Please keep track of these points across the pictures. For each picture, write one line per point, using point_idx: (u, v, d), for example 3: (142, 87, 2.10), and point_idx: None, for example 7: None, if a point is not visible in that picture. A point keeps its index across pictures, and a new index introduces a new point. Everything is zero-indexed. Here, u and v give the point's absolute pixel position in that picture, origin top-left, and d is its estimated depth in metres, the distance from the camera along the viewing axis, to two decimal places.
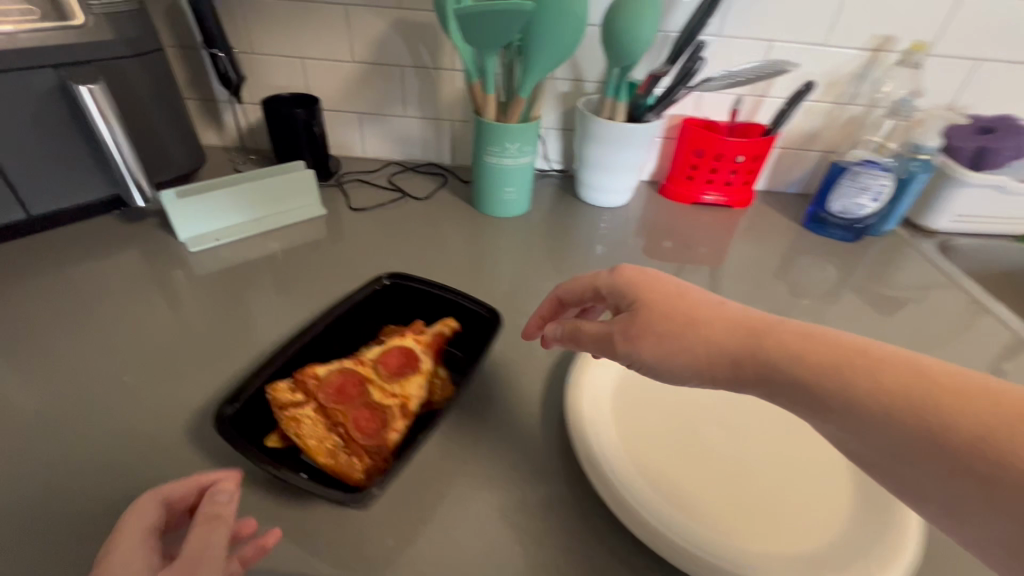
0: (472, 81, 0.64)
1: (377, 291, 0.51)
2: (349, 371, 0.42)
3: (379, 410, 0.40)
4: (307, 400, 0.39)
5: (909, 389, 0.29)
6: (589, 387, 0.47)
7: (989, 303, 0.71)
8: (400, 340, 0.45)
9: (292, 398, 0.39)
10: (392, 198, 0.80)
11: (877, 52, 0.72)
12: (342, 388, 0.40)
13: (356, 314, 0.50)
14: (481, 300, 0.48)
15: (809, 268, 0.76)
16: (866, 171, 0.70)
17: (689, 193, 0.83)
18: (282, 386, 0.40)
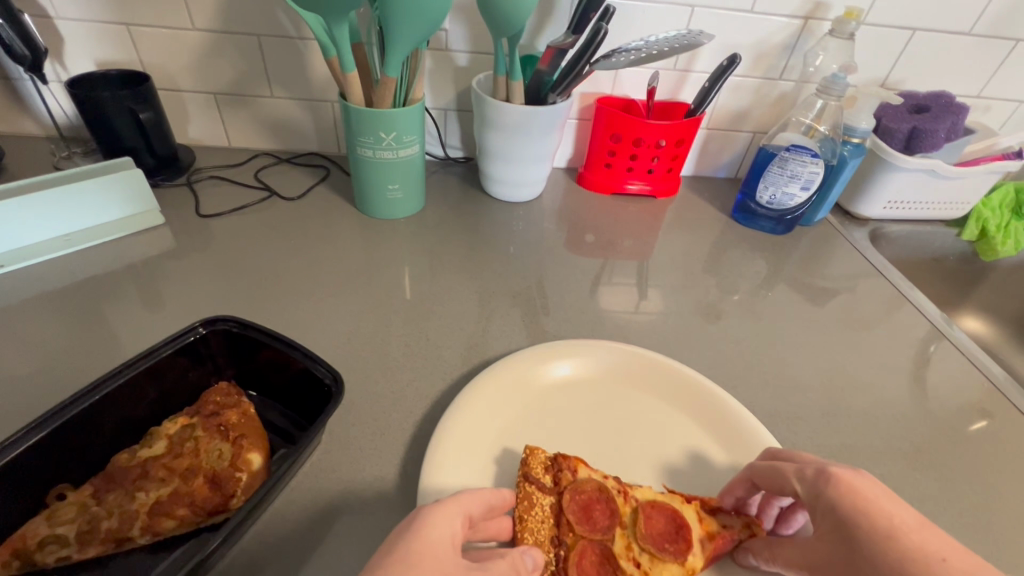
0: (329, 56, 0.51)
1: (200, 338, 0.40)
2: (553, 500, 0.34)
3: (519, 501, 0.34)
4: (559, 514, 0.34)
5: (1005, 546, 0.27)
6: (460, 444, 0.37)
7: (914, 292, 0.67)
8: (677, 502, 0.36)
9: (531, 500, 0.34)
10: (259, 196, 0.67)
11: (807, 20, 0.64)
12: (595, 519, 0.34)
13: (169, 369, 0.39)
14: (318, 354, 0.38)
15: (742, 263, 0.69)
16: (794, 156, 0.62)
17: (609, 183, 0.74)
18: (537, 458, 0.36)
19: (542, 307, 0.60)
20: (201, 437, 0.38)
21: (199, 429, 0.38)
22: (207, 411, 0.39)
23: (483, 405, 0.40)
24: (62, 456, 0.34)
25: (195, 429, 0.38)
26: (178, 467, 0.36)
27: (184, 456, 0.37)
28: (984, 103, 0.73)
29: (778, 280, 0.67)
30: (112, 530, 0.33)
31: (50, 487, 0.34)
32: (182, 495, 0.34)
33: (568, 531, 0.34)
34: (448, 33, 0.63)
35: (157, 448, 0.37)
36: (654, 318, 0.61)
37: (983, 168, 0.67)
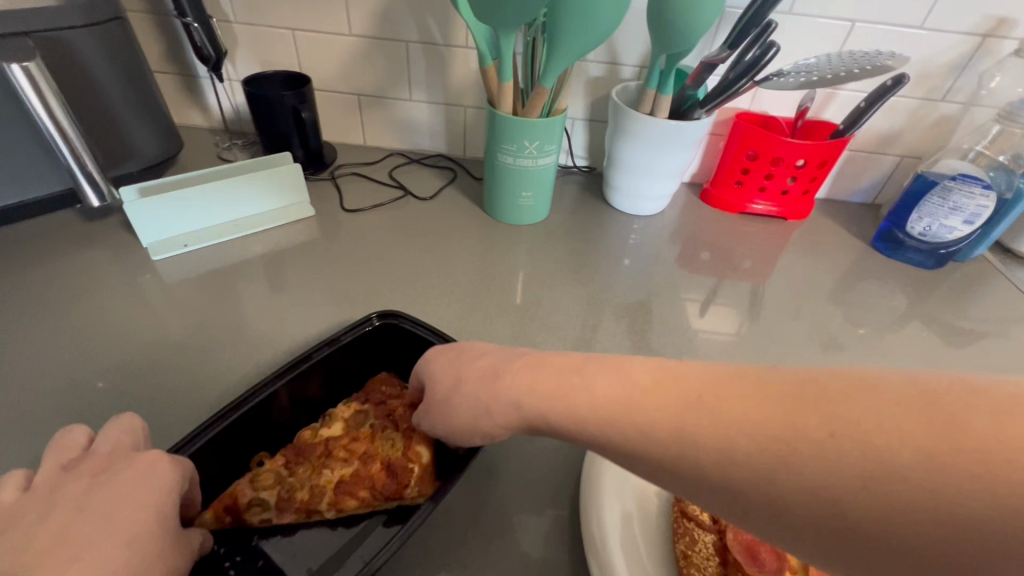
0: (485, 66, 0.53)
1: (371, 331, 0.43)
2: (716, 538, 0.32)
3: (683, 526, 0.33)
4: (725, 553, 0.32)
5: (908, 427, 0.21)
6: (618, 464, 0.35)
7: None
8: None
9: (694, 536, 0.32)
10: (391, 194, 0.71)
11: (988, 38, 0.58)
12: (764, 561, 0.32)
13: (341, 357, 0.42)
14: None
15: (880, 296, 0.64)
16: (961, 188, 0.57)
17: (736, 202, 0.72)
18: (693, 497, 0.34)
19: (664, 324, 0.59)
20: (373, 425, 0.41)
21: (372, 417, 0.41)
22: (377, 400, 0.42)
23: None
24: (256, 424, 0.38)
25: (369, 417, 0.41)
26: (355, 451, 0.39)
27: (360, 441, 0.40)
28: None
29: (924, 318, 0.62)
30: (304, 501, 0.37)
31: (248, 453, 0.39)
32: (362, 478, 0.37)
33: (734, 571, 0.32)
34: None
35: (337, 432, 0.41)
36: (783, 347, 0.58)
37: None
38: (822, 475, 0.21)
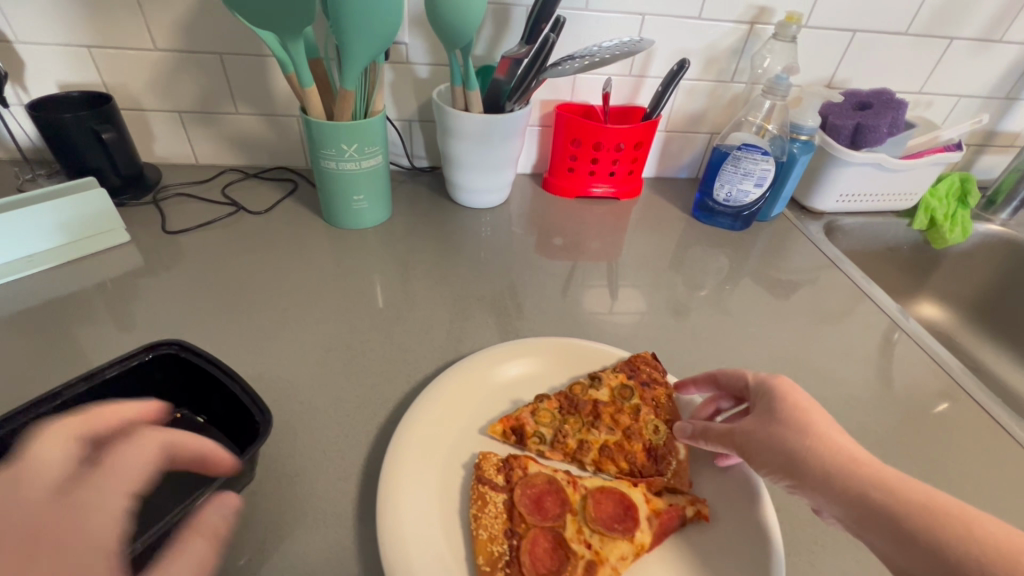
0: (287, 72, 0.52)
1: (141, 365, 0.38)
2: (506, 498, 0.37)
3: (470, 498, 0.37)
4: (511, 509, 0.36)
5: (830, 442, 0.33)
6: (423, 447, 0.38)
7: (876, 293, 0.67)
8: (622, 488, 0.40)
9: (485, 499, 0.36)
10: (226, 211, 0.68)
11: (753, 25, 0.67)
12: (547, 509, 0.38)
13: (107, 396, 0.37)
14: (254, 393, 0.35)
15: (703, 259, 0.71)
16: (746, 155, 0.65)
17: (574, 187, 0.76)
18: (489, 462, 0.38)
19: (513, 308, 0.61)
20: (626, 395, 0.45)
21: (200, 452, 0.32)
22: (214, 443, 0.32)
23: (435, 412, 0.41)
24: None
25: (634, 389, 0.45)
26: (621, 422, 0.44)
27: (626, 414, 0.44)
28: (925, 99, 0.77)
29: (741, 273, 0.70)
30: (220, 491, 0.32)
31: None
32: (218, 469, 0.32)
33: (519, 523, 0.36)
34: (408, 46, 0.65)
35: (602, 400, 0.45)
36: (619, 315, 0.62)
37: (925, 161, 0.71)
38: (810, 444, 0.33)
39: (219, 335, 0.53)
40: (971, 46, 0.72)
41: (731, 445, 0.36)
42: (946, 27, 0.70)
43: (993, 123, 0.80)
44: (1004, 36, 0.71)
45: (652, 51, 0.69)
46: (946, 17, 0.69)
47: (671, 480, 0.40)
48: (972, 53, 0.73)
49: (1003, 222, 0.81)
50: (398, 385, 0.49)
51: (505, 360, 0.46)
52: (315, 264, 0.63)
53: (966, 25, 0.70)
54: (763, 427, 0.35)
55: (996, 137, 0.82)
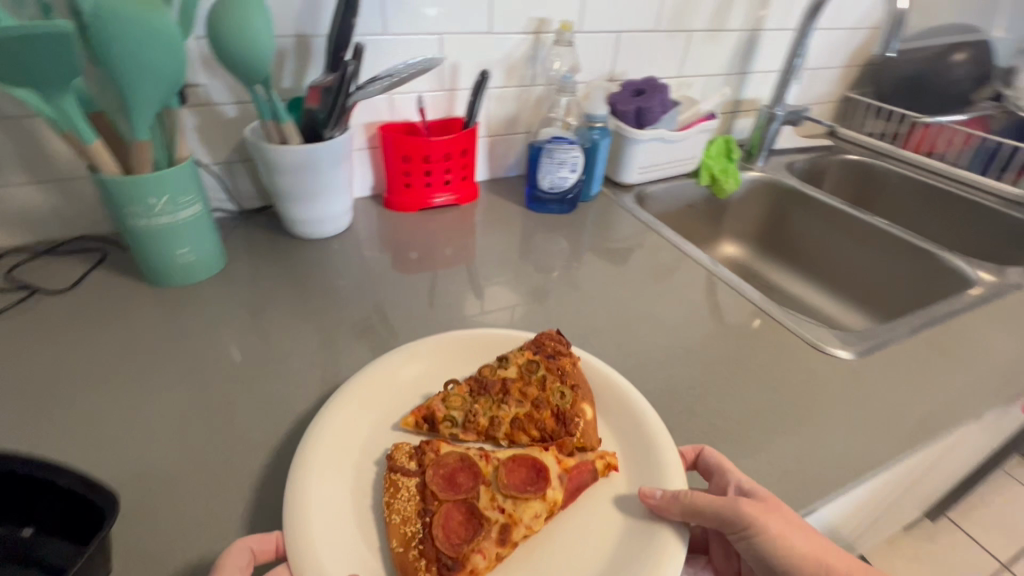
0: (62, 131, 0.47)
1: None
2: (417, 480, 0.42)
3: (388, 482, 0.42)
4: (423, 489, 0.41)
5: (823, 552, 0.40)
6: (323, 463, 0.42)
7: (692, 251, 0.79)
8: (535, 453, 0.44)
9: (396, 486, 0.41)
10: (17, 298, 0.58)
11: (538, 34, 0.77)
12: (460, 483, 0.42)
13: None
14: (96, 485, 0.33)
15: (546, 243, 0.79)
16: (557, 147, 0.74)
17: (416, 200, 0.79)
18: (401, 452, 0.43)
19: (378, 325, 0.61)
20: (534, 375, 0.49)
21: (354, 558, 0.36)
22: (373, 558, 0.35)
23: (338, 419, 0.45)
24: None
25: (540, 363, 0.50)
26: (529, 394, 0.48)
27: (534, 385, 0.49)
28: (685, 81, 0.95)
29: (580, 249, 0.78)
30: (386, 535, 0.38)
31: None
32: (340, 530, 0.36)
33: (433, 500, 0.41)
34: (207, 87, 0.63)
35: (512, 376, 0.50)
36: (483, 310, 0.66)
37: (694, 130, 0.87)
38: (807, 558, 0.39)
39: (32, 435, 0.45)
40: (705, 36, 0.91)
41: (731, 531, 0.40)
42: (683, 22, 0.87)
43: (737, 93, 1.01)
44: (724, 26, 0.91)
45: (457, 66, 0.75)
46: (681, 15, 0.86)
47: (580, 438, 0.46)
48: (707, 41, 0.92)
49: (761, 168, 1.02)
50: (271, 432, 0.47)
51: (402, 353, 0.52)
52: (147, 331, 0.57)
53: (696, 19, 0.88)
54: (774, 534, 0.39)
55: (742, 103, 1.03)
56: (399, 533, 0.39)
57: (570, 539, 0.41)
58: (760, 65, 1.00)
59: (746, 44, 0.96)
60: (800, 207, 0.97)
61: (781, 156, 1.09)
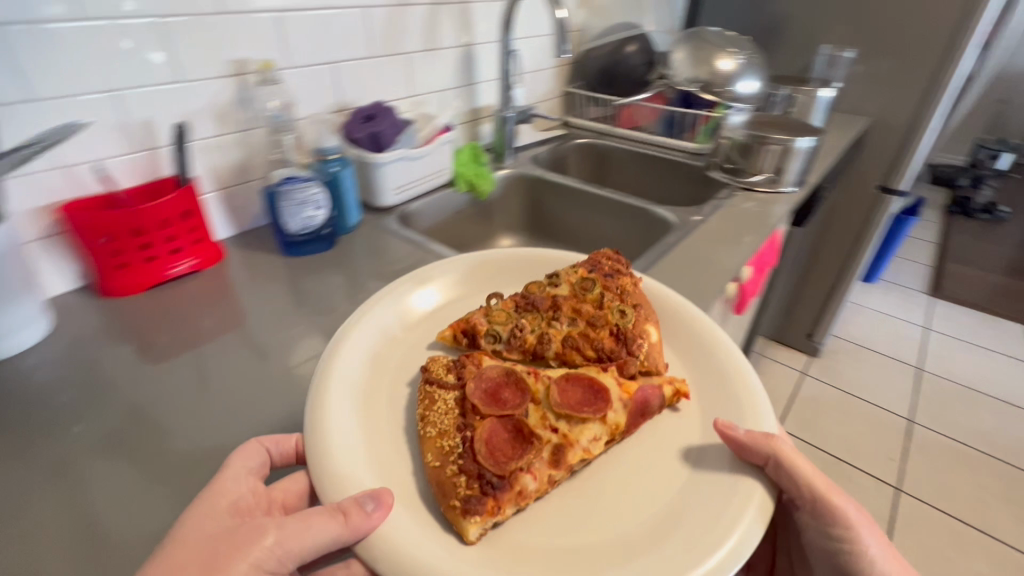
0: None
1: None
2: (455, 394, 0.52)
3: (462, 369, 0.55)
4: (464, 403, 0.51)
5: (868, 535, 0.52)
6: (362, 404, 0.52)
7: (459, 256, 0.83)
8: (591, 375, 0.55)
9: (431, 398, 0.52)
10: None
11: (240, 76, 0.73)
12: (507, 400, 0.52)
13: None
14: None
15: (318, 282, 0.75)
16: (292, 187, 0.72)
17: (144, 278, 0.69)
18: (440, 363, 0.56)
19: (119, 431, 0.51)
20: (604, 280, 0.65)
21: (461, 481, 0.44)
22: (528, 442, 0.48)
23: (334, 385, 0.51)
24: None
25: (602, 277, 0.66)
26: (586, 310, 0.62)
27: (589, 302, 0.63)
28: (418, 99, 0.99)
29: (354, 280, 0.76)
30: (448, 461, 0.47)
31: None
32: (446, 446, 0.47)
33: (473, 415, 0.51)
34: None
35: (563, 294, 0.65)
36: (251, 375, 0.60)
37: (433, 143, 0.92)
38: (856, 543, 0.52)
39: None
40: (422, 56, 0.97)
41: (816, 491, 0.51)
42: (396, 45, 0.91)
43: (471, 102, 1.10)
44: (437, 45, 0.98)
45: (149, 123, 0.67)
46: (391, 39, 0.90)
47: (644, 362, 0.56)
48: (426, 60, 0.98)
49: (510, 165, 1.12)
50: None
51: (377, 314, 0.61)
52: None
53: (408, 41, 0.93)
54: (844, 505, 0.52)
55: (479, 110, 1.13)
56: (433, 450, 0.48)
57: (637, 468, 0.49)
58: (483, 75, 1.10)
59: (463, 58, 1.04)
60: (549, 192, 1.10)
61: (526, 151, 1.22)
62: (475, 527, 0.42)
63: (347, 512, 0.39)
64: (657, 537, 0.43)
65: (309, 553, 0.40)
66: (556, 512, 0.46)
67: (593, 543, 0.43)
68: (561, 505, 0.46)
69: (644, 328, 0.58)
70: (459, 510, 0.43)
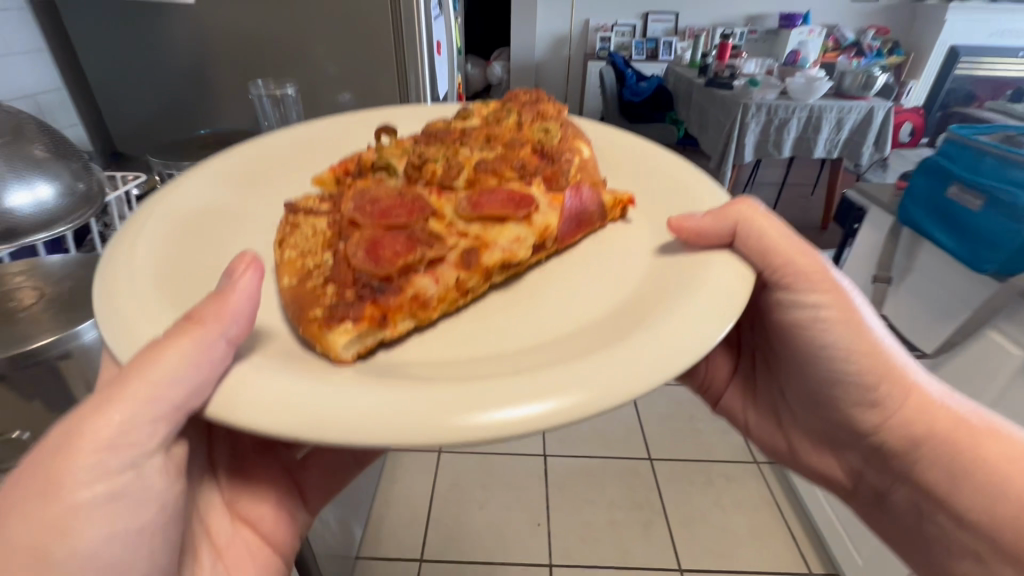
0: None
1: None
2: (328, 225, 0.91)
3: (360, 197, 0.94)
4: (338, 227, 0.90)
5: (792, 258, 0.83)
6: (152, 248, 0.71)
7: None
8: (514, 193, 1.04)
9: (305, 225, 0.90)
10: None
11: None
12: (393, 217, 0.91)
13: None
14: None
15: None
16: None
17: None
18: (311, 200, 0.95)
19: None
20: (516, 107, 1.24)
21: (332, 330, 0.72)
22: (333, 323, 0.73)
23: (141, 248, 0.71)
24: None
25: (508, 115, 1.22)
26: (497, 138, 1.16)
27: (495, 128, 1.20)
28: None
29: None
30: (329, 301, 0.77)
31: None
32: (335, 307, 0.77)
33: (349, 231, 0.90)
34: None
35: (475, 120, 1.22)
36: None
37: None
38: (793, 259, 0.81)
39: None
40: None
41: (744, 241, 0.79)
42: None
43: None
44: None
45: None
46: None
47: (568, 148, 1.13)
48: None
49: None
50: None
51: (186, 208, 0.83)
52: None
53: None
54: (780, 250, 0.81)
55: None
56: (292, 273, 0.82)
57: (547, 291, 0.90)
58: None
59: None
60: None
61: None
62: (339, 341, 0.71)
63: (245, 264, 0.61)
64: (603, 336, 0.70)
65: (165, 378, 0.53)
66: (422, 344, 0.80)
67: (517, 349, 0.75)
68: (426, 344, 0.80)
69: (570, 142, 1.15)
70: (326, 323, 0.73)
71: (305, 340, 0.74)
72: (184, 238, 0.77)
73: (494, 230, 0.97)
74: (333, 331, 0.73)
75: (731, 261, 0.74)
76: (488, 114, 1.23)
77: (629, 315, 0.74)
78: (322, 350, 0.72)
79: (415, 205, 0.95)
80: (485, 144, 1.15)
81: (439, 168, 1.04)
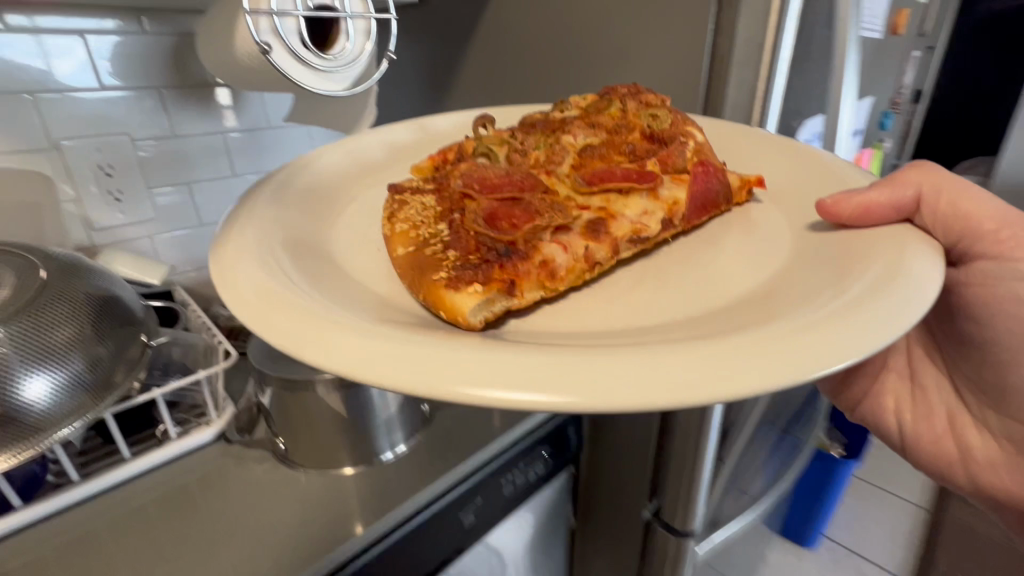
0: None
1: None
2: (436, 203, 0.93)
3: (477, 175, 0.92)
4: (446, 204, 0.91)
5: (992, 233, 0.70)
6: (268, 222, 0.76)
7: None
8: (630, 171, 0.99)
9: (412, 202, 0.94)
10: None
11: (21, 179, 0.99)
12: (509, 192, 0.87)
13: None
14: None
15: None
16: None
17: None
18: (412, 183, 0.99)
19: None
20: (618, 97, 1.19)
21: (457, 287, 0.70)
22: (461, 283, 0.71)
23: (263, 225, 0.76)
24: None
25: (607, 99, 1.17)
26: (600, 123, 1.14)
27: (596, 115, 1.16)
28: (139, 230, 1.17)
29: None
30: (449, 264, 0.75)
31: None
32: (458, 270, 0.74)
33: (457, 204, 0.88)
34: None
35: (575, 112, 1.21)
36: None
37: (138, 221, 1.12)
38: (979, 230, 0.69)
39: None
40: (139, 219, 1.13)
41: (924, 215, 0.68)
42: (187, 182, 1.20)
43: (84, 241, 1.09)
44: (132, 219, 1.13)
45: None
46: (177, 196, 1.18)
47: (682, 133, 1.07)
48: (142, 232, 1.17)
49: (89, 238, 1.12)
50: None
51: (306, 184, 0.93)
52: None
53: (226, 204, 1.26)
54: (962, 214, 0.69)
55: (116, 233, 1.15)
56: (404, 244, 0.84)
57: (673, 270, 0.82)
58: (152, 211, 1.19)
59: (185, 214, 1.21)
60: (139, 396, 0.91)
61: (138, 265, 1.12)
62: (465, 301, 0.68)
63: None
64: (754, 317, 0.62)
65: None
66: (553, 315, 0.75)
67: (658, 323, 0.67)
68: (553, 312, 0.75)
69: (685, 127, 1.08)
70: (452, 284, 0.71)
71: (428, 306, 0.72)
72: (293, 220, 0.82)
73: (608, 203, 0.93)
74: (457, 288, 0.70)
75: (912, 244, 0.61)
76: (583, 104, 1.21)
77: (766, 300, 0.64)
78: (443, 312, 0.69)
79: (528, 180, 0.91)
80: (589, 131, 1.12)
81: (540, 154, 1.06)
